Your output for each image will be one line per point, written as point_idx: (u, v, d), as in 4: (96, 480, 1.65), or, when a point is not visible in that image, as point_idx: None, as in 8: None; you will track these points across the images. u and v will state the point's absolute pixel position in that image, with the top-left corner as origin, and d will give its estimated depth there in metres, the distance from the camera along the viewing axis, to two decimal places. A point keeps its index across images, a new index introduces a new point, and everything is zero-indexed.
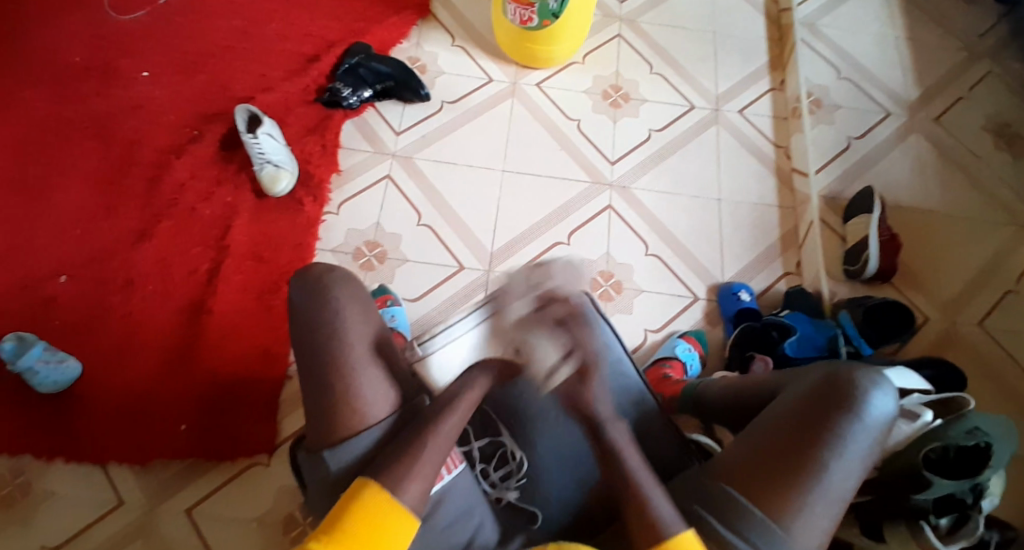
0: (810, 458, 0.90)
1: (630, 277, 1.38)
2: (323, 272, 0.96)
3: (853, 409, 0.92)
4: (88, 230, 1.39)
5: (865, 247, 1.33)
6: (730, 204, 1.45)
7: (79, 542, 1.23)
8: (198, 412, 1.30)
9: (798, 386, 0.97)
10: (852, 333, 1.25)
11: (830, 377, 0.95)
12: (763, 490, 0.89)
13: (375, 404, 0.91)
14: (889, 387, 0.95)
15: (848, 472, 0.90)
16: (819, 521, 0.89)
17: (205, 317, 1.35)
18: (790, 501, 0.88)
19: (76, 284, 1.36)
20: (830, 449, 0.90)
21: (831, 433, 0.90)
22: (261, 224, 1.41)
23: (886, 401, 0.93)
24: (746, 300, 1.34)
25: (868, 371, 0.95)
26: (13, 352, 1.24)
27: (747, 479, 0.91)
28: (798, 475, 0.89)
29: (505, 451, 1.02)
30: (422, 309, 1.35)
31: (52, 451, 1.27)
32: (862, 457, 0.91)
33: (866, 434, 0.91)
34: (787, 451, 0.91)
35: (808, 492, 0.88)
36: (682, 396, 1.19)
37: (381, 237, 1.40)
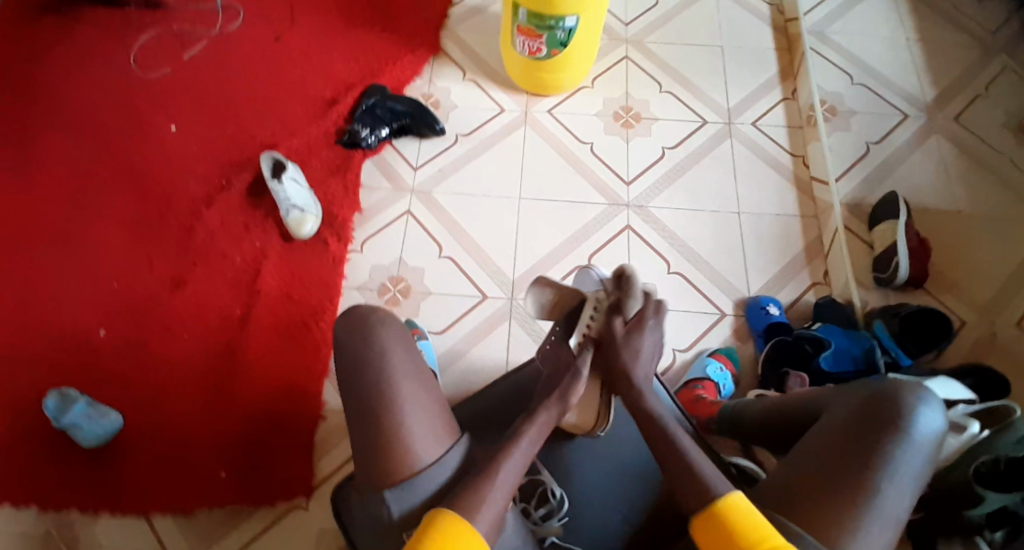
0: (862, 482, 0.89)
1: (655, 296, 1.39)
2: (368, 313, 1.03)
3: (902, 428, 0.92)
4: (123, 284, 1.43)
5: (895, 251, 1.33)
6: (752, 217, 1.45)
7: None
8: (239, 457, 1.32)
9: (841, 408, 0.97)
10: (889, 344, 1.25)
11: (877, 394, 0.95)
12: (822, 516, 0.89)
13: (425, 445, 0.95)
14: (937, 403, 0.94)
15: (902, 495, 0.89)
16: (876, 546, 0.88)
17: (240, 363, 1.38)
18: (847, 526, 0.88)
19: (116, 338, 1.40)
20: (880, 469, 0.89)
21: (882, 456, 0.90)
22: (289, 267, 1.44)
23: (934, 416, 0.93)
24: (775, 314, 1.35)
25: (913, 386, 0.94)
26: (56, 409, 1.28)
27: (799, 508, 0.91)
28: (854, 499, 0.89)
29: (543, 490, 1.08)
30: (448, 341, 1.37)
31: (98, 502, 1.30)
32: (916, 477, 0.90)
33: (917, 451, 0.91)
34: (839, 476, 0.90)
35: (864, 516, 0.88)
36: (719, 417, 1.20)
37: (405, 270, 1.42)
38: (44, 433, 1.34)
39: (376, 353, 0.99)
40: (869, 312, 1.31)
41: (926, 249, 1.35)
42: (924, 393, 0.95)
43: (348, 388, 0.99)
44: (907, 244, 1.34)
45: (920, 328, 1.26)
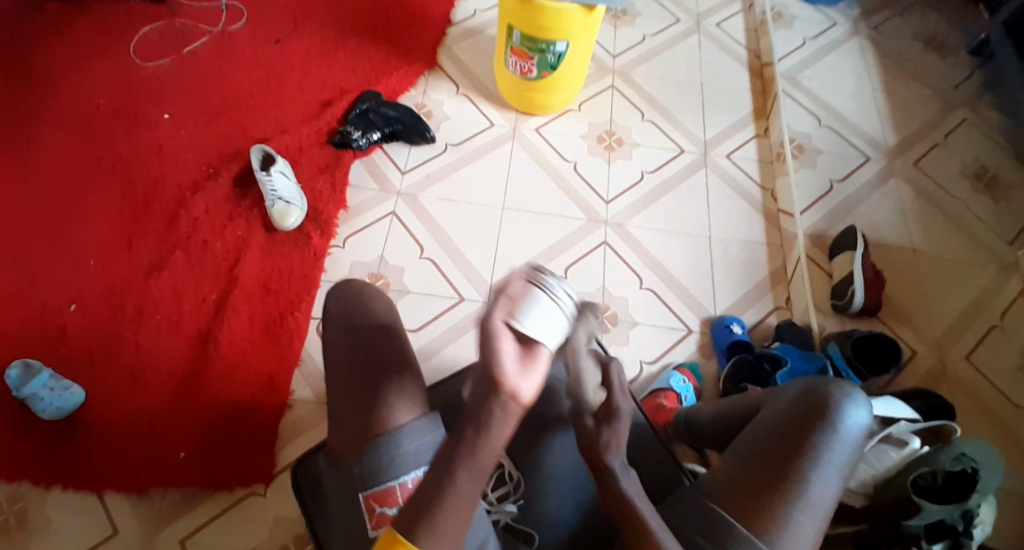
0: (792, 471, 0.95)
1: (627, 309, 1.44)
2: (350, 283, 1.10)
3: (830, 421, 0.98)
4: (101, 263, 1.44)
5: (851, 281, 1.40)
6: (721, 242, 1.52)
7: None
8: (196, 441, 1.34)
9: (777, 407, 1.03)
10: (841, 364, 1.32)
11: (808, 392, 1.01)
12: (751, 504, 0.94)
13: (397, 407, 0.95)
14: (864, 400, 1.01)
15: (828, 483, 0.94)
16: (805, 532, 0.93)
17: (209, 349, 1.40)
18: (777, 512, 0.92)
19: (88, 315, 1.41)
20: (809, 459, 0.95)
21: (810, 445, 0.96)
22: (268, 258, 1.46)
23: (860, 414, 0.99)
24: (738, 332, 1.41)
25: (842, 385, 1.01)
26: (18, 380, 1.29)
27: (734, 497, 0.95)
28: (782, 487, 0.94)
29: (503, 472, 1.07)
30: (424, 338, 1.40)
31: (52, 478, 1.32)
32: (840, 468, 0.96)
33: (843, 444, 0.97)
34: (771, 466, 0.95)
35: (792, 504, 0.93)
36: (675, 423, 1.24)
37: (384, 268, 1.44)
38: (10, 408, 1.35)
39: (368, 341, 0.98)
40: (826, 336, 1.39)
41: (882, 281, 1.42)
42: (853, 391, 1.02)
43: (335, 374, 1.00)
44: (863, 274, 1.42)
45: (870, 351, 1.33)
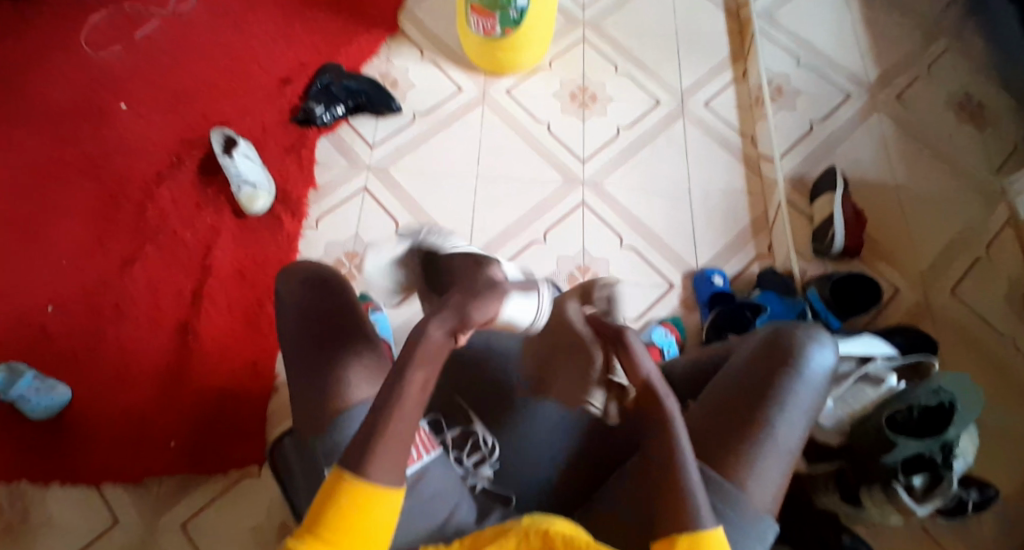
0: (759, 414, 0.94)
1: (608, 270, 1.41)
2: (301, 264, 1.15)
3: (794, 364, 0.98)
4: (73, 262, 1.43)
5: (830, 225, 1.39)
6: (702, 193, 1.48)
7: None
8: (189, 427, 1.34)
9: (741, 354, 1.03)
10: (821, 308, 1.32)
11: (772, 337, 1.01)
12: (720, 449, 0.93)
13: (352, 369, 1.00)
14: (828, 341, 1.01)
15: (794, 424, 0.94)
16: (773, 473, 0.93)
17: (190, 340, 1.39)
18: (746, 456, 0.92)
19: (67, 315, 1.40)
20: (776, 402, 0.95)
21: (776, 388, 0.96)
22: (240, 243, 1.44)
23: (825, 355, 0.99)
24: (720, 284, 1.38)
25: (806, 328, 1.01)
26: (4, 382, 1.29)
27: (702, 445, 0.94)
28: (749, 431, 0.93)
29: (477, 438, 1.01)
30: (404, 314, 1.39)
31: (48, 473, 1.31)
32: (806, 408, 0.96)
33: (809, 385, 0.97)
34: (737, 413, 0.95)
35: (757, 448, 0.93)
36: (655, 378, 1.21)
37: (360, 246, 1.42)
38: None
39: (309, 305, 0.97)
40: (806, 281, 1.39)
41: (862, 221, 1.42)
42: (815, 331, 1.03)
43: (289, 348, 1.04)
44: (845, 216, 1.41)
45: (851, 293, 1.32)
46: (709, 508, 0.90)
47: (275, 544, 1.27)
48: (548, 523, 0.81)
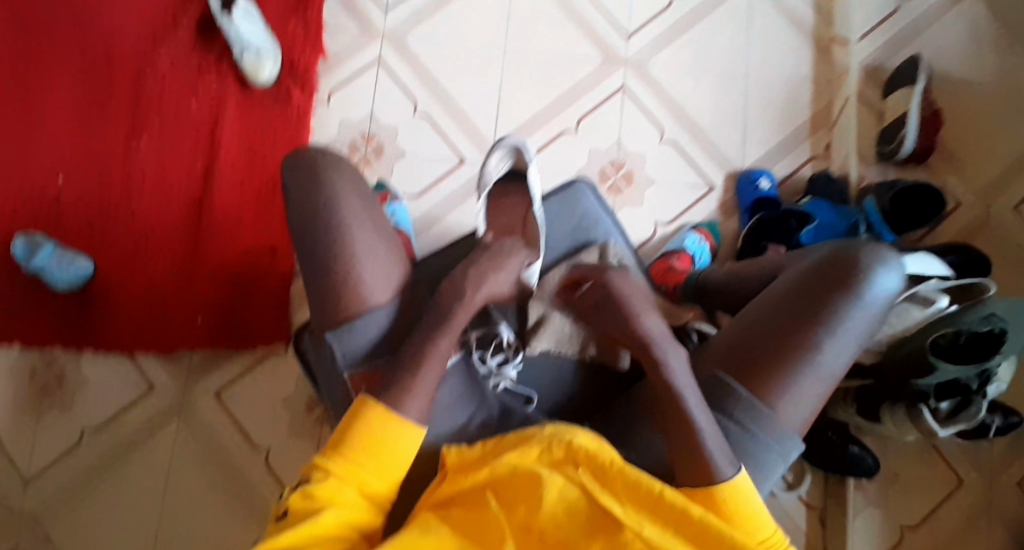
0: (806, 337, 0.89)
1: (644, 167, 1.30)
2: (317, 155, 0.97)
3: (854, 286, 0.90)
4: (71, 128, 1.32)
5: (904, 123, 1.23)
6: (760, 79, 1.32)
7: (114, 427, 1.23)
8: (213, 303, 1.26)
9: (796, 269, 0.95)
10: (877, 220, 1.19)
11: (836, 253, 0.92)
12: (760, 368, 0.89)
13: (377, 289, 0.94)
14: (896, 261, 0.92)
15: (842, 348, 0.89)
16: (810, 396, 0.89)
17: (206, 219, 1.30)
18: (784, 379, 0.88)
19: (76, 187, 1.30)
20: (826, 326, 0.89)
21: (830, 311, 0.89)
22: (249, 117, 1.33)
23: (891, 278, 0.90)
24: (766, 188, 1.26)
25: (875, 245, 0.91)
26: (25, 252, 1.21)
27: (741, 360, 0.91)
28: (792, 353, 0.89)
29: (501, 339, 1.03)
30: (423, 206, 1.29)
31: (77, 341, 1.25)
32: (858, 332, 0.90)
33: (866, 310, 0.90)
34: (781, 333, 0.90)
35: (799, 370, 0.88)
36: (684, 286, 1.16)
37: (377, 128, 1.32)
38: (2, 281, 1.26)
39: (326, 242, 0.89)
40: (864, 187, 1.24)
41: (939, 122, 1.26)
42: (883, 254, 0.93)
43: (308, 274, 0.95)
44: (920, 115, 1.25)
45: (912, 202, 1.19)
46: (733, 422, 0.89)
47: (304, 419, 1.24)
48: (569, 437, 0.83)
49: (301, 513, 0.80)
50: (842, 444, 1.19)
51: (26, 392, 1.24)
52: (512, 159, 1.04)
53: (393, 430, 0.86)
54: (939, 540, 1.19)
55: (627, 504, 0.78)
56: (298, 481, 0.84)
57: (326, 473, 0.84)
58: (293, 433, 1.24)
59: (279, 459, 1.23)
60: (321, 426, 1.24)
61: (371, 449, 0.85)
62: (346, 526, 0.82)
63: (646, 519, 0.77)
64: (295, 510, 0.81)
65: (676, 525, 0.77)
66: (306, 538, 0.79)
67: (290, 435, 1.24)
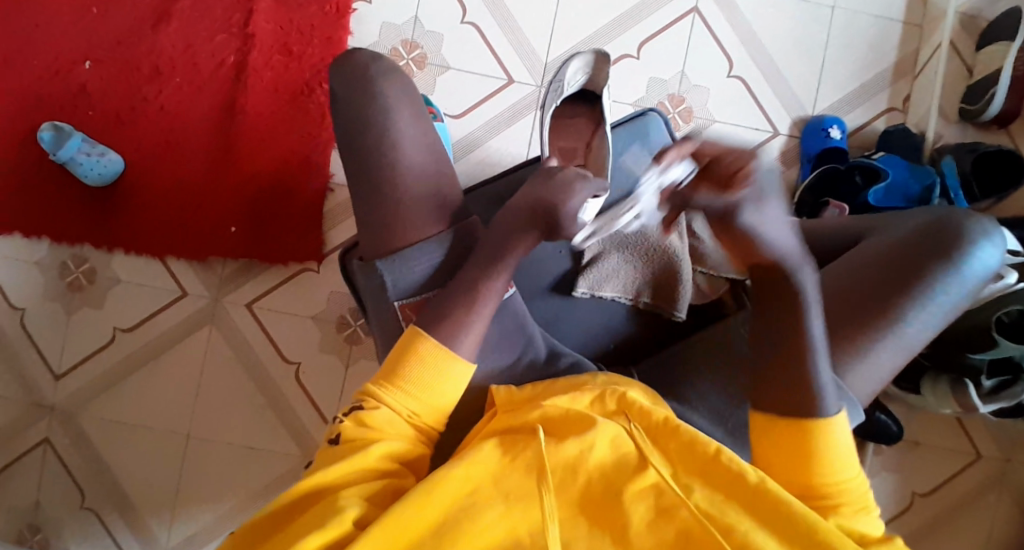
0: (896, 304, 0.86)
1: (705, 103, 1.21)
2: (368, 63, 0.89)
3: (954, 257, 0.87)
4: (96, 6, 1.23)
5: (995, 81, 1.13)
6: (846, 14, 1.22)
7: (149, 327, 1.25)
8: (246, 211, 1.23)
9: (894, 230, 0.91)
10: (953, 183, 1.12)
11: (937, 222, 0.89)
12: (841, 330, 0.86)
13: (427, 218, 0.87)
14: (999, 237, 0.89)
15: (930, 321, 0.86)
16: (886, 365, 0.87)
17: (239, 119, 1.23)
18: (863, 344, 0.85)
19: (102, 72, 1.23)
20: (920, 296, 0.86)
21: (926, 280, 0.86)
22: (286, 9, 1.23)
23: (993, 254, 0.88)
24: (836, 138, 1.18)
25: (980, 218, 0.88)
26: (52, 143, 1.18)
27: (820, 320, 0.88)
28: (877, 319, 0.85)
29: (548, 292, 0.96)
30: (467, 127, 1.21)
31: (111, 241, 1.24)
32: (948, 307, 0.87)
33: (961, 285, 0.87)
34: (875, 294, 0.86)
35: (882, 336, 0.86)
36: None
37: (420, 35, 1.22)
38: (29, 170, 1.23)
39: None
40: (940, 147, 1.16)
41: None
42: (987, 225, 0.90)
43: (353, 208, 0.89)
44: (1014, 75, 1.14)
45: (991, 167, 1.13)
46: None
47: (334, 337, 1.25)
48: (622, 389, 0.79)
49: (348, 449, 0.77)
50: (869, 412, 1.18)
51: (61, 283, 1.25)
52: (589, 72, 0.97)
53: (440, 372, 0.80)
54: (948, 506, 1.21)
55: (674, 465, 0.75)
56: (352, 406, 0.80)
57: (376, 403, 0.79)
58: (322, 349, 1.25)
59: (309, 376, 1.24)
60: (351, 344, 1.25)
61: (421, 388, 0.80)
62: (392, 461, 0.78)
63: (695, 483, 0.73)
64: (345, 440, 0.78)
65: (725, 491, 0.73)
66: (351, 475, 0.75)
67: (321, 350, 1.25)
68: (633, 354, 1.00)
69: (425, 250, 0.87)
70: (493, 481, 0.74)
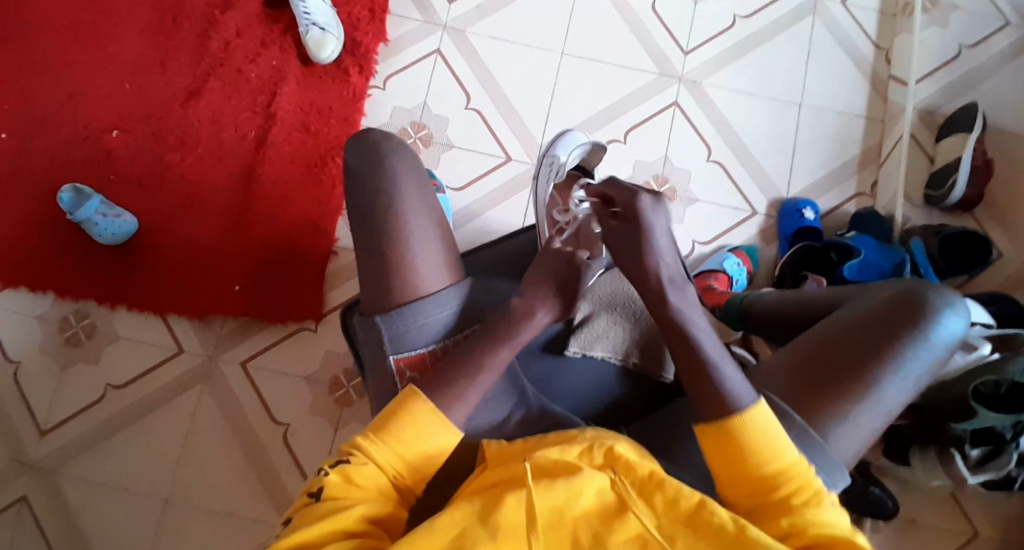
0: (867, 372, 0.83)
1: (686, 185, 1.31)
2: (382, 139, 0.90)
3: (921, 325, 0.84)
4: (133, 84, 1.35)
5: (954, 169, 1.23)
6: (814, 111, 1.34)
7: (142, 383, 1.26)
8: (250, 271, 1.28)
9: (861, 299, 0.90)
10: (923, 261, 1.18)
11: (903, 292, 0.87)
12: (814, 396, 0.83)
13: (429, 271, 0.87)
14: (963, 309, 0.87)
15: (902, 389, 0.83)
16: (861, 432, 0.83)
17: (251, 187, 1.31)
18: (837, 411, 0.82)
19: (130, 141, 1.33)
20: (889, 364, 0.83)
21: (895, 348, 0.83)
22: (306, 93, 1.35)
23: (957, 324, 0.85)
24: (810, 219, 1.26)
25: (944, 288, 0.87)
26: (71, 203, 1.22)
27: (792, 387, 0.85)
28: (848, 386, 0.83)
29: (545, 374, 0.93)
30: (466, 199, 1.30)
31: (115, 296, 1.28)
32: (920, 376, 0.84)
33: (930, 354, 0.84)
34: (846, 361, 0.84)
35: (856, 403, 0.82)
36: (726, 306, 1.12)
37: (427, 118, 1.34)
38: (49, 226, 1.29)
39: (375, 213, 0.87)
40: (908, 228, 1.24)
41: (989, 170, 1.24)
42: (952, 296, 0.88)
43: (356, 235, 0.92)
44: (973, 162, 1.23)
45: (958, 248, 1.20)
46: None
47: (326, 397, 1.26)
48: (610, 442, 0.72)
49: (329, 505, 0.72)
50: (863, 486, 1.17)
51: (62, 338, 1.27)
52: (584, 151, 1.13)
53: (433, 431, 0.78)
54: None
55: (659, 516, 0.68)
56: (337, 458, 0.76)
57: (364, 459, 0.76)
58: (313, 411, 1.25)
59: (297, 437, 1.24)
60: (343, 406, 1.25)
61: (411, 448, 0.77)
62: (373, 525, 0.73)
63: (678, 534, 0.67)
64: (328, 495, 0.73)
65: (712, 541, 0.66)
66: (330, 536, 0.70)
67: (310, 412, 1.25)
68: (626, 417, 0.93)
69: (431, 308, 0.86)
70: (470, 533, 0.66)
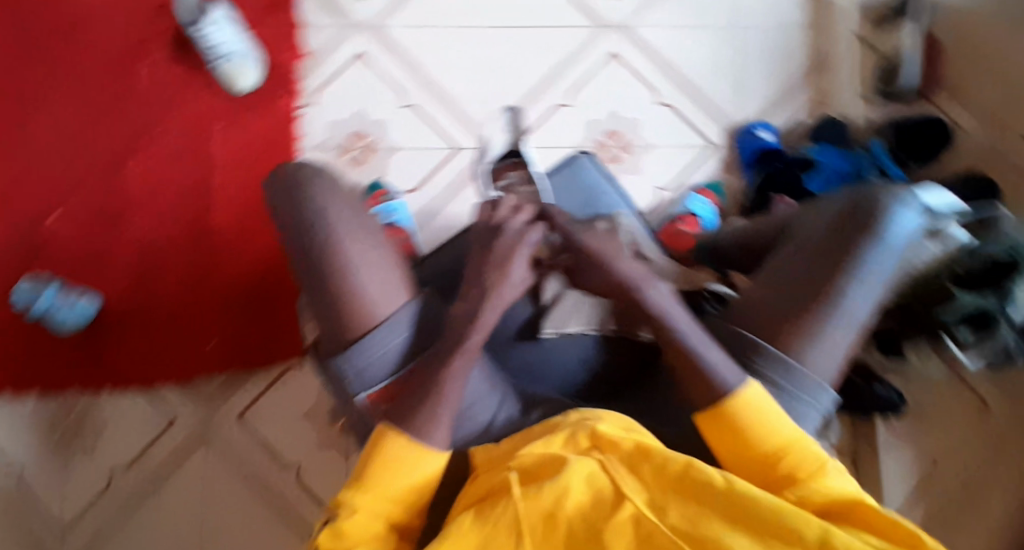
0: (824, 284, 0.74)
1: (641, 134, 1.27)
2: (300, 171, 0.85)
3: (874, 227, 0.75)
4: (58, 163, 1.29)
5: (899, 60, 1.21)
6: (754, 30, 1.30)
7: (142, 464, 1.22)
8: (225, 322, 1.26)
9: (816, 214, 0.80)
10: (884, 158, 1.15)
11: (857, 199, 0.77)
12: (776, 323, 0.74)
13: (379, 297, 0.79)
14: (913, 199, 0.77)
15: (865, 301, 0.74)
16: (834, 355, 0.74)
17: (205, 239, 1.28)
18: (804, 333, 0.73)
19: (69, 222, 1.28)
20: (845, 276, 0.74)
21: (849, 256, 0.74)
22: (236, 128, 1.30)
23: (911, 217, 0.76)
24: (768, 139, 1.22)
25: (892, 183, 0.76)
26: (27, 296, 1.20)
27: (753, 315, 0.76)
28: (807, 305, 0.74)
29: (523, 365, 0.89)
30: (422, 201, 1.26)
31: (96, 381, 1.24)
32: (881, 282, 0.75)
33: (888, 258, 0.75)
34: (802, 278, 0.75)
35: (822, 323, 0.73)
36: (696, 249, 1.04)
37: (366, 125, 1.29)
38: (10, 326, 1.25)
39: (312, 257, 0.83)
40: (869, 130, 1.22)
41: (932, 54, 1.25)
42: (902, 189, 0.78)
43: None
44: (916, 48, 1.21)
45: (916, 138, 1.17)
46: (760, 382, 0.74)
47: (330, 430, 1.23)
48: (590, 423, 0.66)
49: None
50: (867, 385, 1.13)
51: (52, 437, 1.23)
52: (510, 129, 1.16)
53: (418, 468, 0.70)
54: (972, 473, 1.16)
55: (649, 488, 0.61)
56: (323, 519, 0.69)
57: (351, 511, 0.68)
58: (320, 446, 1.23)
59: (310, 475, 1.22)
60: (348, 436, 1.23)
61: (398, 491, 0.69)
62: None
63: (670, 503, 0.59)
64: None
65: (712, 503, 0.58)
66: None
67: (318, 446, 1.23)
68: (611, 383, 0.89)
69: (385, 337, 0.77)
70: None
